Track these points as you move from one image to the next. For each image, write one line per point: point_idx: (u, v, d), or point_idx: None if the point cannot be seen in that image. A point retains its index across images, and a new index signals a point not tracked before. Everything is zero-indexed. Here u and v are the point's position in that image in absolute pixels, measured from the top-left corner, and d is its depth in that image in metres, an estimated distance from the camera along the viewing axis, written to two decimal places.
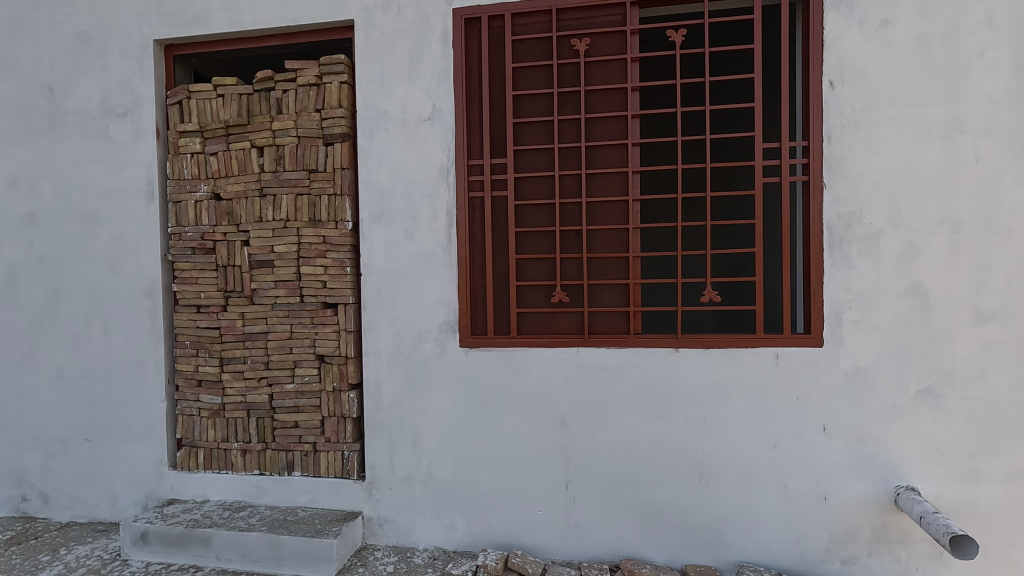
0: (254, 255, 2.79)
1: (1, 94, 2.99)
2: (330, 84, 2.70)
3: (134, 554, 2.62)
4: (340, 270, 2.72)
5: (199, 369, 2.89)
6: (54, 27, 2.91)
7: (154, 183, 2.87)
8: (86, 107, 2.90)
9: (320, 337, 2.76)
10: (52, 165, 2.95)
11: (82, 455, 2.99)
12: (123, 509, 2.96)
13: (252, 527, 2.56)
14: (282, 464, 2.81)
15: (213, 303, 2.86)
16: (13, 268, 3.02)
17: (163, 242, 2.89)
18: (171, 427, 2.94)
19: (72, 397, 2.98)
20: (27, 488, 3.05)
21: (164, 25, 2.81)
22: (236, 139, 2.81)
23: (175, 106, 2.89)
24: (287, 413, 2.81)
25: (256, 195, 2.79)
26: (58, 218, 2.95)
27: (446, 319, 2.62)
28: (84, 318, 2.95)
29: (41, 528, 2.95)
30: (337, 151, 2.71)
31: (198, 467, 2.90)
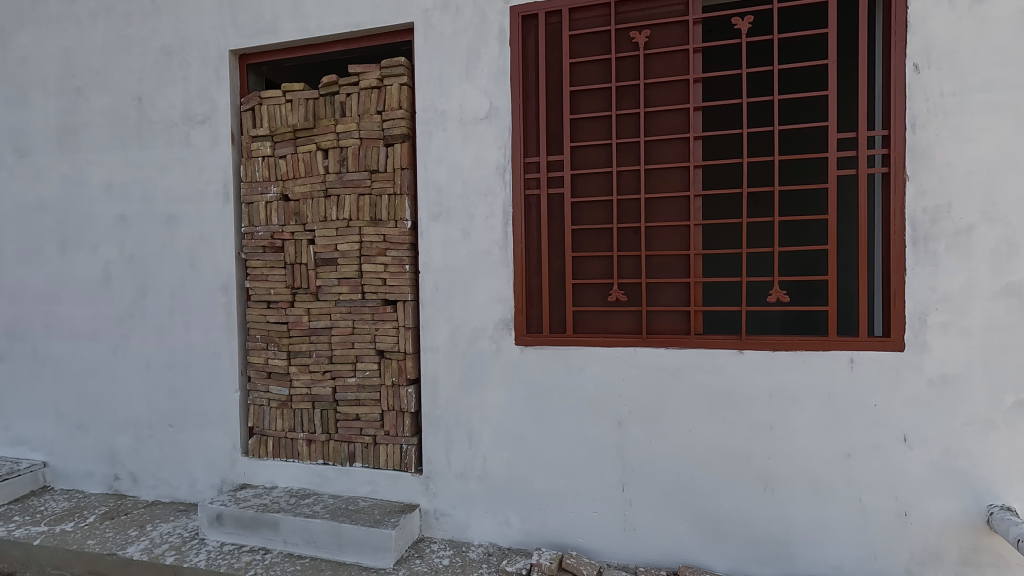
0: (319, 254, 2.91)
1: (97, 106, 3.26)
2: (391, 86, 2.77)
3: (210, 534, 2.80)
4: (399, 268, 2.79)
5: (269, 361, 3.04)
6: (143, 42, 3.14)
7: (228, 185, 3.04)
8: (171, 115, 3.12)
9: (380, 333, 2.84)
10: (140, 170, 3.19)
11: (165, 439, 3.21)
12: (201, 491, 3.16)
13: (316, 514, 2.67)
14: (344, 454, 2.91)
15: (282, 299, 3.01)
16: (108, 266, 3.28)
17: (236, 241, 3.06)
18: (243, 416, 3.11)
19: (157, 386, 3.22)
20: (118, 468, 3.32)
21: (239, 36, 2.97)
22: (303, 142, 2.94)
23: (248, 112, 3.06)
24: (349, 406, 2.91)
25: (321, 195, 2.90)
26: (146, 219, 3.19)
27: (502, 317, 2.63)
28: (168, 313, 3.18)
29: (130, 506, 3.20)
30: (397, 151, 2.78)
31: (268, 455, 3.05)
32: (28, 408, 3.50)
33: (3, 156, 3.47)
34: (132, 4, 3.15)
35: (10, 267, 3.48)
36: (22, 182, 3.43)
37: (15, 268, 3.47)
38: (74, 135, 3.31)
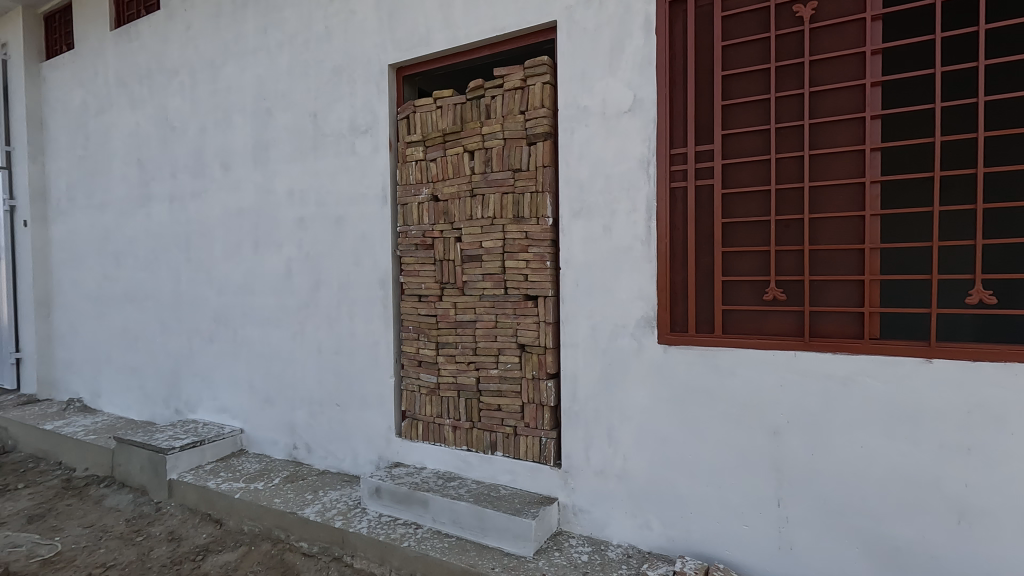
0: (465, 251, 3.06)
1: (282, 123, 3.75)
2: (534, 86, 2.82)
3: (370, 505, 3.09)
4: (541, 264, 2.85)
5: (420, 351, 3.28)
6: (318, 65, 3.55)
7: (387, 189, 3.32)
8: (340, 127, 3.48)
9: (522, 328, 2.92)
10: (315, 178, 3.61)
11: (333, 416, 3.61)
12: (362, 466, 3.51)
13: (461, 497, 2.83)
14: (486, 443, 3.04)
15: (431, 293, 3.22)
16: (289, 263, 3.77)
17: (393, 240, 3.33)
18: (397, 400, 3.39)
19: (327, 369, 3.63)
20: (296, 439, 3.80)
21: (397, 50, 3.23)
22: (451, 145, 3.11)
23: (404, 120, 3.30)
24: (491, 396, 3.03)
25: (467, 195, 3.05)
26: (319, 221, 3.61)
27: (644, 314, 2.56)
28: (336, 304, 3.56)
29: (305, 473, 3.65)
30: (539, 149, 2.82)
31: (418, 437, 3.29)
32: (229, 382, 4.16)
33: (213, 170, 4.14)
34: (310, 32, 3.58)
35: (218, 263, 4.15)
36: (226, 192, 4.07)
37: (221, 264, 4.13)
38: (264, 150, 3.85)
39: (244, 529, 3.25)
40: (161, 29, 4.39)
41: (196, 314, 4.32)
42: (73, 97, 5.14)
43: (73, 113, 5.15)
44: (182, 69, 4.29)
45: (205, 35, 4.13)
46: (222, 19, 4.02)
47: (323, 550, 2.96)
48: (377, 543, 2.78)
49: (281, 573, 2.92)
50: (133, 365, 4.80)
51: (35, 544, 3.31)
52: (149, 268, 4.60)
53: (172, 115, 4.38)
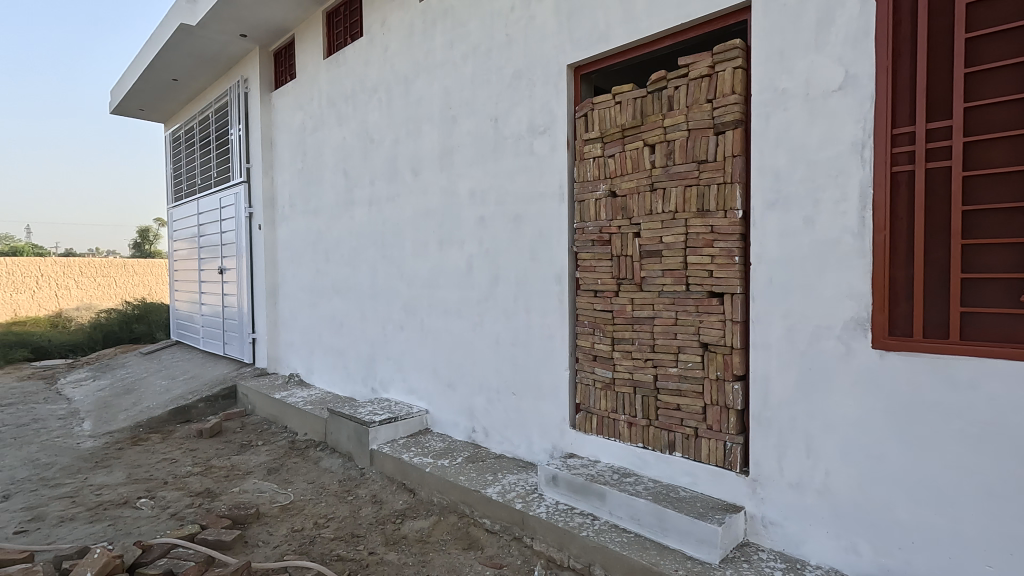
0: (644, 246, 3.03)
1: (466, 129, 4.04)
2: (724, 72, 2.69)
3: (547, 491, 3.19)
4: (728, 260, 2.70)
5: (595, 345, 3.32)
6: (500, 71, 3.77)
7: (564, 186, 3.41)
8: (519, 129, 3.66)
9: (705, 326, 2.80)
10: (495, 179, 3.84)
11: (510, 404, 3.82)
12: (537, 453, 3.66)
13: (639, 494, 2.79)
14: (664, 442, 2.97)
15: (608, 289, 3.24)
16: (470, 258, 4.06)
17: (569, 236, 3.40)
18: (571, 393, 3.46)
19: (505, 359, 3.84)
20: (475, 423, 4.09)
21: (575, 50, 3.29)
22: (631, 140, 3.09)
23: (581, 117, 3.35)
24: (670, 395, 2.96)
25: (647, 189, 3.01)
26: (499, 219, 3.83)
27: (855, 315, 2.29)
28: (513, 298, 3.76)
29: (484, 455, 3.91)
30: (728, 138, 2.68)
31: (592, 431, 3.33)
32: (417, 367, 4.61)
33: (405, 176, 4.62)
34: (492, 41, 3.81)
35: (408, 259, 4.62)
36: (416, 195, 4.51)
37: (411, 260, 4.59)
38: (450, 155, 4.19)
39: (434, 500, 3.59)
40: (364, 53, 5.00)
41: (389, 305, 4.87)
42: (294, 119, 6.09)
43: (295, 132, 6.10)
44: (380, 86, 4.85)
45: (400, 54, 4.61)
46: (414, 38, 4.46)
47: (504, 528, 3.13)
48: (556, 529, 2.86)
49: (467, 544, 3.16)
50: (339, 347, 5.56)
51: (274, 492, 4.01)
52: (352, 263, 5.28)
53: (372, 128, 4.97)
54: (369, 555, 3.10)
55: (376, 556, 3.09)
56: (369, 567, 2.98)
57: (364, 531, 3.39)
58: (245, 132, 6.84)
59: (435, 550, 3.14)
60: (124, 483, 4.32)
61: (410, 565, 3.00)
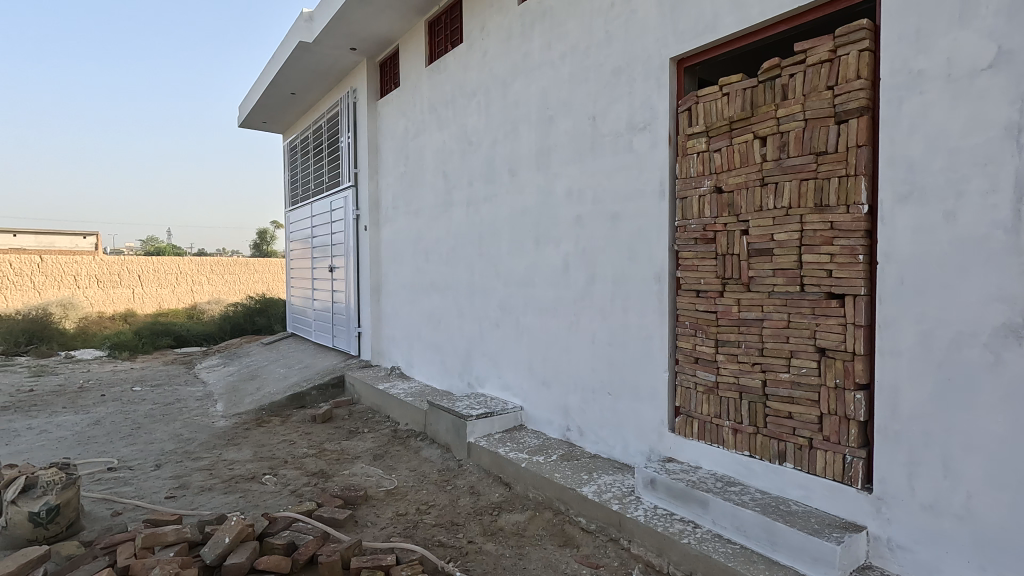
0: (753, 244, 2.89)
1: (563, 128, 4.06)
2: (847, 56, 2.49)
3: (645, 495, 3.12)
4: (850, 258, 2.50)
5: (697, 347, 3.21)
6: (598, 69, 3.75)
7: (665, 183, 3.32)
8: (618, 126, 3.61)
9: (822, 329, 2.61)
10: (593, 177, 3.82)
11: (606, 404, 3.79)
12: (633, 455, 3.59)
13: (746, 504, 2.65)
14: (773, 452, 2.81)
15: (712, 289, 3.12)
16: (567, 257, 4.07)
17: (670, 234, 3.31)
18: (671, 395, 3.36)
19: (601, 358, 3.82)
20: (570, 421, 4.10)
21: (679, 42, 3.19)
22: (739, 133, 2.96)
23: (684, 112, 3.24)
24: (781, 402, 2.80)
25: (757, 184, 2.87)
26: (596, 218, 3.80)
27: (1007, 321, 2.03)
28: (610, 297, 3.72)
29: (579, 454, 3.91)
30: (851, 127, 2.48)
31: (693, 435, 3.22)
32: (512, 364, 4.70)
33: (502, 176, 4.72)
34: (591, 39, 3.79)
35: (504, 258, 4.72)
36: (513, 195, 4.59)
37: (507, 259, 4.69)
38: (547, 154, 4.22)
39: (529, 495, 3.64)
40: (463, 59, 5.17)
41: (486, 302, 5.00)
42: (398, 125, 6.43)
43: (398, 137, 6.44)
44: (479, 90, 4.99)
45: (498, 58, 4.72)
46: (512, 41, 4.54)
47: (600, 528, 3.11)
48: (655, 533, 2.79)
49: (563, 541, 3.18)
50: (437, 343, 5.79)
51: (379, 477, 4.27)
52: (450, 262, 5.49)
53: (471, 131, 5.13)
54: (468, 543, 3.21)
55: (474, 545, 3.19)
56: (468, 555, 3.08)
57: (463, 520, 3.52)
58: (354, 140, 7.33)
59: (531, 544, 3.19)
60: (252, 460, 4.80)
61: (507, 557, 3.07)
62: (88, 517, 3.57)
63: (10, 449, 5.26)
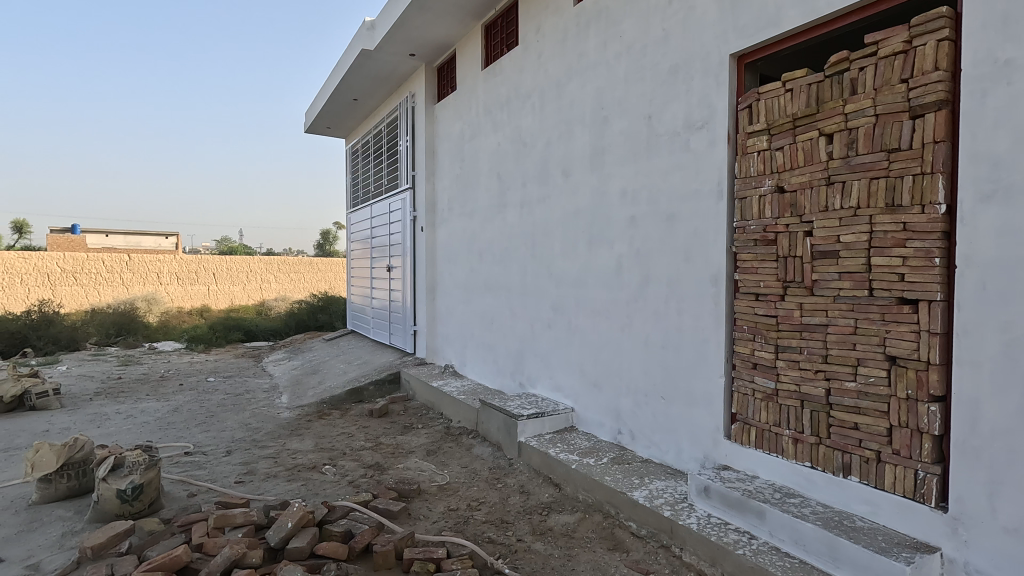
0: (817, 246, 2.77)
1: (618, 128, 4.02)
2: (924, 46, 2.35)
3: (698, 502, 3.04)
4: (925, 261, 2.35)
5: (755, 352, 3.10)
6: (655, 68, 3.69)
7: (723, 183, 3.22)
8: (674, 125, 3.54)
9: (893, 337, 2.47)
10: (648, 178, 3.76)
11: (659, 408, 3.72)
12: (686, 461, 3.51)
13: (805, 517, 2.54)
14: (837, 464, 2.67)
15: (773, 292, 3.00)
16: (620, 259, 4.03)
17: (728, 235, 3.21)
18: (727, 402, 3.26)
19: (654, 361, 3.75)
20: (622, 424, 4.06)
21: (739, 37, 3.10)
22: (804, 130, 2.84)
23: (745, 109, 3.14)
24: (846, 412, 2.66)
25: (822, 183, 2.74)
26: (651, 219, 3.74)
27: None
28: (665, 300, 3.65)
29: (630, 458, 3.86)
30: (928, 122, 2.33)
31: (750, 444, 3.10)
32: (564, 365, 4.70)
33: (556, 177, 4.73)
34: (648, 37, 3.74)
35: (557, 259, 4.73)
36: (566, 196, 4.59)
37: (560, 260, 4.69)
38: (601, 155, 4.20)
39: (579, 497, 3.63)
40: (519, 61, 5.22)
41: (538, 303, 5.03)
42: (454, 128, 6.56)
43: (454, 140, 6.57)
44: (534, 92, 5.02)
45: (553, 59, 4.73)
46: (568, 42, 4.54)
47: (651, 534, 3.06)
48: (708, 542, 2.72)
49: (612, 545, 3.15)
50: (489, 342, 5.87)
51: (432, 472, 4.38)
52: (503, 263, 5.54)
53: (525, 133, 5.16)
54: (517, 541, 3.24)
55: (523, 544, 3.21)
56: (517, 553, 3.11)
57: (513, 519, 3.55)
58: (412, 143, 7.54)
59: (580, 546, 3.18)
60: (313, 450, 5.03)
61: (556, 557, 3.07)
62: (167, 497, 3.85)
63: (101, 431, 5.74)
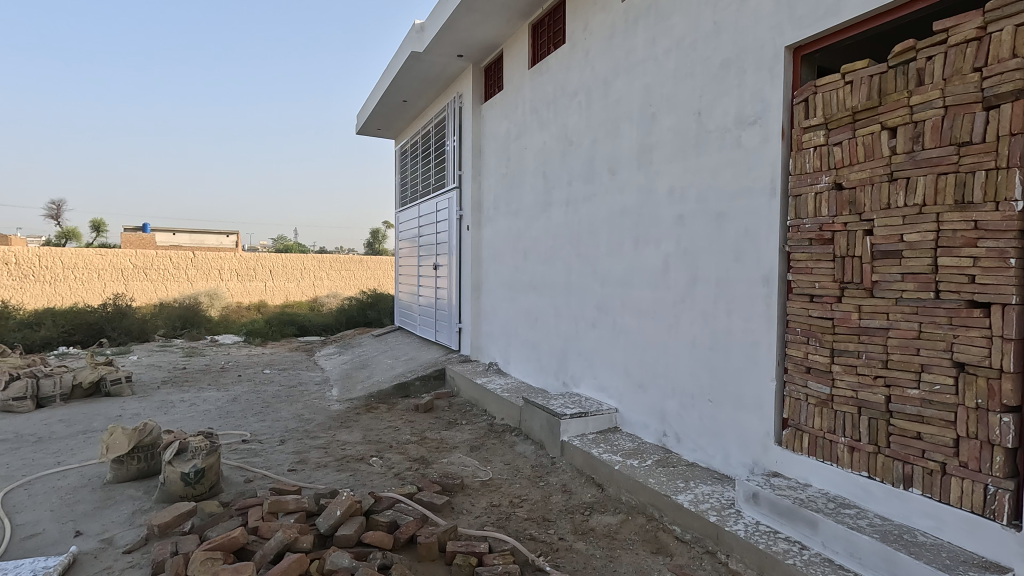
0: (878, 246, 2.64)
1: (666, 125, 3.95)
2: (1000, 32, 2.20)
3: (746, 509, 2.96)
4: (999, 262, 2.21)
5: (809, 356, 2.97)
6: (705, 62, 3.61)
7: (777, 180, 3.12)
8: (725, 122, 3.45)
9: (961, 342, 2.33)
10: (697, 175, 3.68)
11: (705, 412, 3.64)
12: (734, 467, 3.42)
13: (862, 529, 2.42)
14: (897, 475, 2.53)
15: (828, 293, 2.87)
16: (667, 258, 3.96)
17: (781, 234, 3.10)
18: (779, 407, 3.15)
19: (701, 363, 3.67)
20: (667, 426, 3.99)
21: (795, 29, 2.99)
22: (864, 124, 2.71)
23: (801, 103, 3.03)
24: (907, 420, 2.52)
25: (884, 179, 2.61)
26: (700, 217, 3.66)
27: None
28: (713, 300, 3.56)
29: (675, 460, 3.79)
30: (1003, 114, 2.19)
31: (802, 450, 2.98)
32: (608, 365, 4.66)
33: (602, 176, 4.69)
34: (698, 31, 3.66)
35: (603, 259, 4.69)
36: (613, 194, 4.54)
37: (606, 259, 4.65)
38: (648, 152, 4.13)
39: (622, 498, 3.59)
40: (566, 60, 5.21)
41: (583, 302, 5.00)
42: (500, 127, 6.61)
43: (500, 140, 6.62)
44: (580, 90, 5.00)
45: (600, 56, 4.70)
46: (615, 39, 4.50)
47: (696, 539, 3.00)
48: (757, 551, 2.64)
49: (655, 548, 3.10)
50: (533, 341, 5.88)
51: (476, 468, 4.43)
52: (548, 262, 5.54)
53: (571, 131, 5.14)
54: (559, 540, 3.24)
55: (565, 543, 3.21)
56: (559, 552, 3.11)
57: (555, 517, 3.55)
58: (459, 143, 7.65)
59: (622, 547, 3.15)
60: (361, 442, 5.19)
61: (597, 557, 3.05)
62: (226, 482, 4.06)
63: (167, 417, 6.11)
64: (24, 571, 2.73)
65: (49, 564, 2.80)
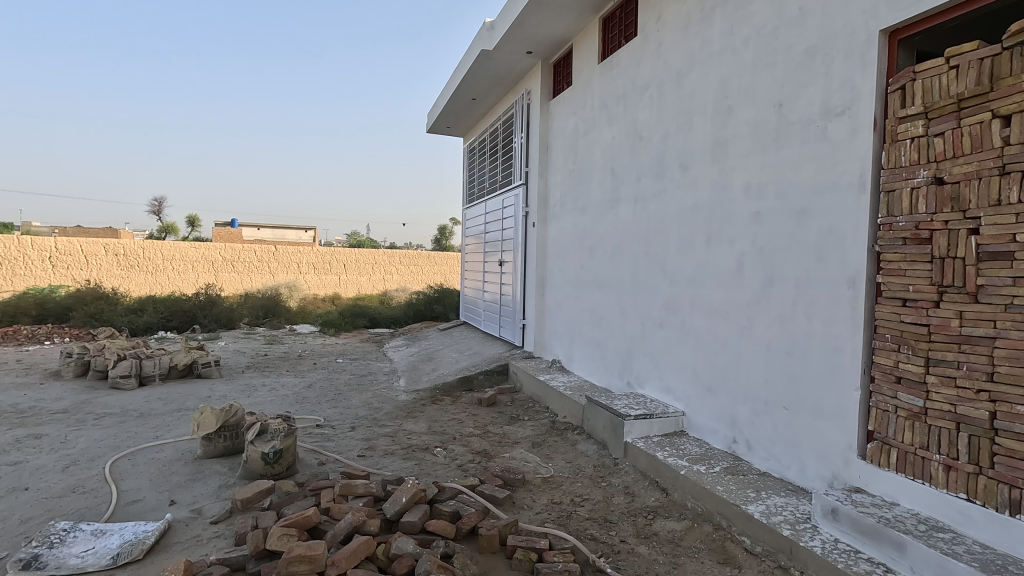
0: (984, 246, 2.39)
1: (743, 117, 3.78)
2: None
3: (823, 524, 2.78)
4: None
5: (900, 365, 2.74)
6: (789, 51, 3.41)
7: (867, 175, 2.90)
8: (810, 113, 3.25)
9: None
10: (776, 170, 3.49)
11: (780, 419, 3.46)
12: (811, 479, 3.22)
13: (958, 555, 2.21)
14: (1002, 499, 2.29)
15: (923, 297, 2.63)
16: (741, 257, 3.79)
17: (870, 233, 2.89)
18: (863, 418, 2.93)
19: (777, 368, 3.49)
20: (737, 433, 3.83)
21: (891, 10, 2.76)
22: (971, 112, 2.46)
23: (897, 91, 2.79)
24: (1015, 440, 2.28)
25: (995, 173, 2.36)
26: (779, 215, 3.47)
27: None
28: (792, 302, 3.37)
29: (746, 469, 3.62)
30: None
31: (889, 466, 2.75)
32: (675, 366, 4.53)
33: (673, 172, 4.56)
34: (782, 18, 3.47)
35: (672, 257, 4.56)
36: (684, 191, 4.41)
37: (676, 258, 4.52)
38: (723, 146, 3.97)
39: (688, 505, 3.48)
40: (637, 52, 5.09)
41: (650, 301, 4.88)
42: (568, 124, 6.56)
43: (568, 136, 6.57)
44: (652, 84, 4.87)
45: (674, 48, 4.56)
46: (690, 29, 4.35)
47: (768, 553, 2.86)
48: (834, 569, 2.48)
49: (723, 558, 2.98)
50: (598, 340, 5.81)
51: (537, 464, 4.44)
52: (614, 260, 5.46)
53: (642, 126, 5.03)
54: (621, 542, 3.19)
55: (627, 545, 3.15)
56: (621, 554, 3.06)
57: (616, 519, 3.49)
58: (527, 139, 7.67)
59: (687, 555, 3.05)
60: (426, 432, 5.33)
61: (660, 563, 2.98)
62: (302, 464, 4.30)
63: (250, 400, 6.53)
64: (126, 533, 3.03)
65: (148, 528, 3.09)
